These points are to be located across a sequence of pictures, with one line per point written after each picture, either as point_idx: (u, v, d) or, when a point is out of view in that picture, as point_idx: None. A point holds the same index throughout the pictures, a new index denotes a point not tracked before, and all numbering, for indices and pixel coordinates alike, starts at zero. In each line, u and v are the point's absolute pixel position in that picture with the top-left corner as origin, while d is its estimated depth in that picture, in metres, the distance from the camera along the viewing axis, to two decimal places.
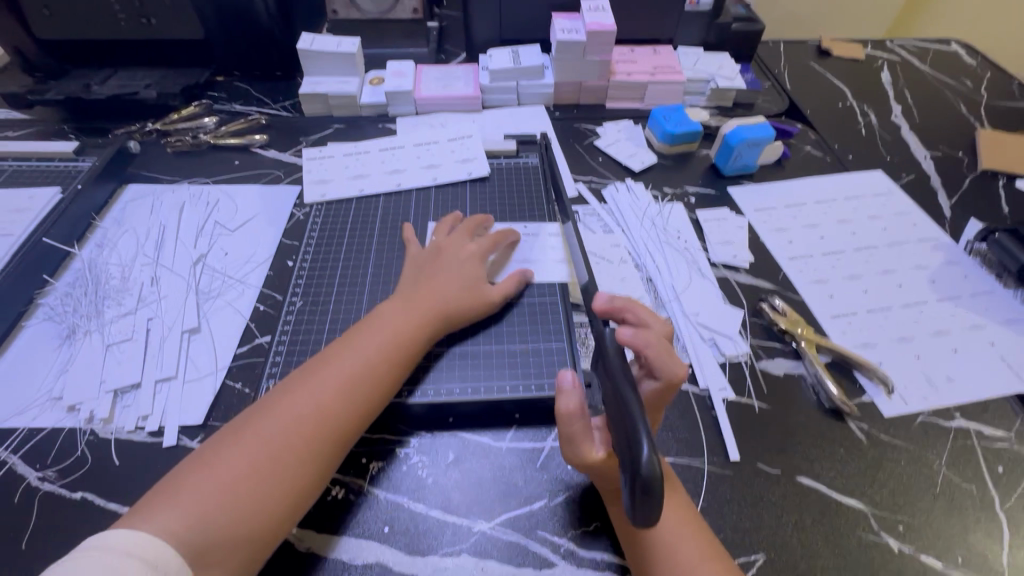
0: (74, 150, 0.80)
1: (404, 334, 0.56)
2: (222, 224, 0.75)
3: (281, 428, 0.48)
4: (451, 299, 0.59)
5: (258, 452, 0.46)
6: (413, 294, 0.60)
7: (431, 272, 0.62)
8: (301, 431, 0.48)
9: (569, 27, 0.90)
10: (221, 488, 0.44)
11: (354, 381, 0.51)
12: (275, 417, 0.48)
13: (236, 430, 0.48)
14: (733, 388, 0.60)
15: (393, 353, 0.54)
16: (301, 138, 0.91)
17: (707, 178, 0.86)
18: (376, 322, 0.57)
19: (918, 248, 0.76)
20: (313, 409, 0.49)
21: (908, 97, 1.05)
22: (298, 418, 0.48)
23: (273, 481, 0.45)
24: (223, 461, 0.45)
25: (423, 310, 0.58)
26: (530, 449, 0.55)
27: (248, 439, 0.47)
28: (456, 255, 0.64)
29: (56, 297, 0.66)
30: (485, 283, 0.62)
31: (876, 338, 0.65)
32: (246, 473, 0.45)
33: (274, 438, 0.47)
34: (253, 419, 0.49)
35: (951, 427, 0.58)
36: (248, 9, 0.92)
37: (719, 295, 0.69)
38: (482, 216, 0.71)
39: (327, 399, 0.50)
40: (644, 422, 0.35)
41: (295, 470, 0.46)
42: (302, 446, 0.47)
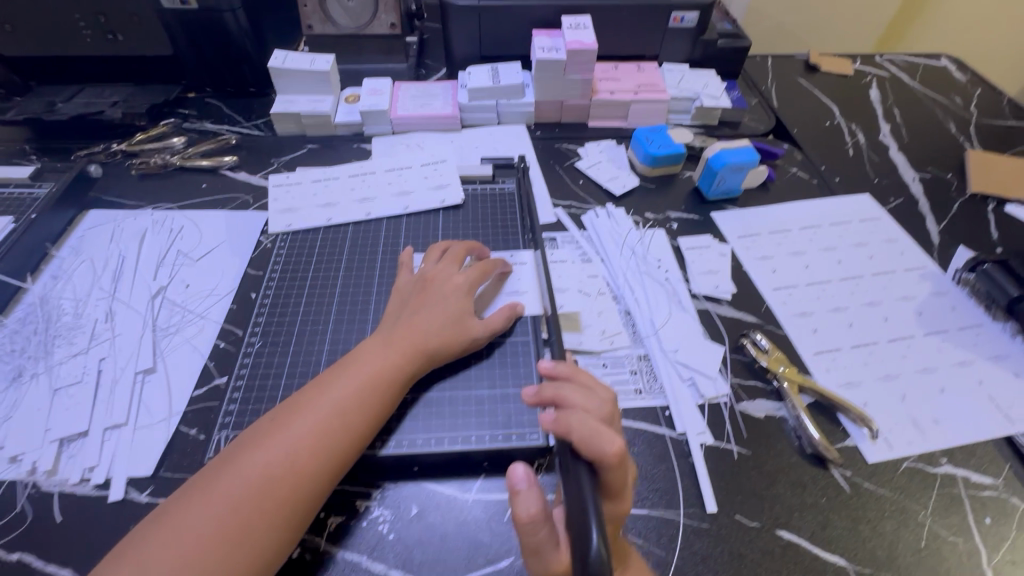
0: (32, 175, 0.77)
1: (384, 376, 0.52)
2: (184, 254, 0.72)
3: (249, 485, 0.44)
4: (435, 337, 0.56)
5: (222, 514, 0.42)
6: (396, 330, 0.56)
7: (415, 306, 0.58)
8: (270, 488, 0.44)
9: (549, 45, 0.88)
10: (182, 554, 0.40)
11: (329, 430, 0.48)
12: (243, 471, 0.44)
13: (203, 485, 0.44)
14: (712, 432, 0.58)
15: (371, 396, 0.51)
16: (272, 159, 0.88)
17: (690, 202, 0.84)
18: (355, 363, 0.53)
19: (905, 278, 0.74)
20: (285, 463, 0.45)
21: (897, 116, 1.03)
22: (268, 473, 0.44)
23: (239, 545, 0.41)
24: (186, 522, 0.42)
25: (405, 350, 0.54)
26: (498, 501, 0.52)
27: (213, 497, 0.43)
28: (445, 286, 0.60)
29: (5, 336, 0.63)
30: (472, 317, 0.59)
31: (861, 376, 0.63)
32: (209, 536, 0.41)
33: (240, 496, 0.43)
34: (217, 474, 0.45)
35: (938, 474, 0.56)
36: (218, 26, 0.89)
37: (700, 330, 0.67)
38: (475, 243, 0.67)
39: (299, 451, 0.46)
40: (595, 508, 0.34)
41: (262, 532, 0.43)
42: (271, 505, 0.44)
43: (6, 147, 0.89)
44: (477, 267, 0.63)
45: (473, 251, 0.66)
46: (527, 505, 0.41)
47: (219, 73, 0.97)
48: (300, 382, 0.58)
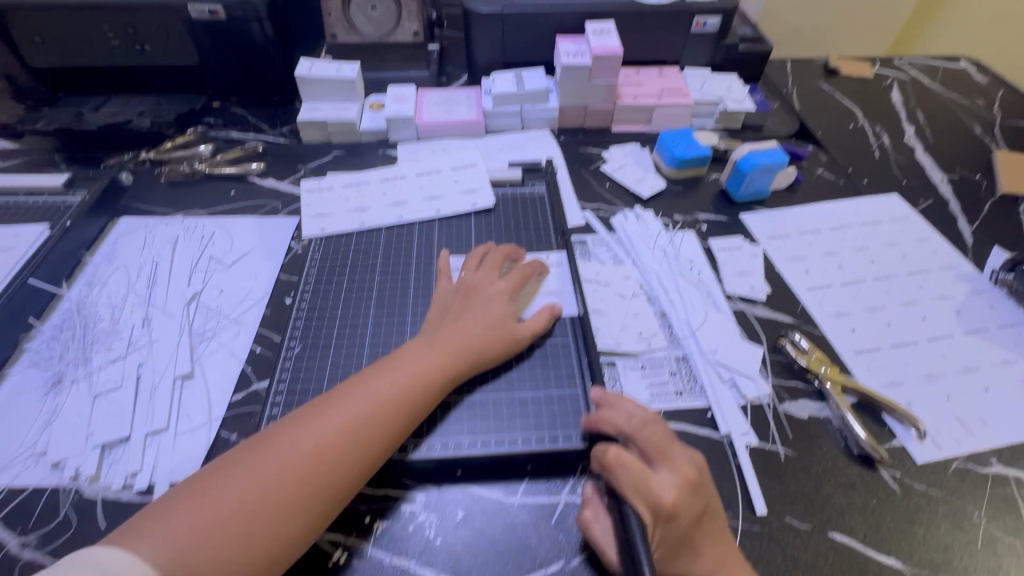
0: (64, 184, 0.78)
1: (424, 375, 0.52)
2: (217, 260, 0.72)
3: (280, 466, 0.43)
4: (477, 339, 0.56)
5: (251, 494, 0.42)
6: (439, 333, 0.56)
7: (458, 310, 0.58)
8: (299, 471, 0.43)
9: (574, 51, 0.88)
10: (203, 525, 0.39)
11: (365, 422, 0.47)
12: (275, 454, 0.44)
13: (234, 461, 0.44)
14: (756, 434, 0.57)
15: (411, 397, 0.50)
16: (299, 166, 0.88)
17: (718, 204, 0.84)
18: (396, 360, 0.53)
19: (940, 278, 0.73)
20: (316, 447, 0.45)
21: (920, 118, 1.03)
22: (299, 456, 0.44)
23: (261, 528, 0.41)
24: (213, 496, 0.41)
25: (448, 350, 0.54)
26: (543, 504, 0.52)
27: (242, 475, 0.43)
28: (486, 292, 0.60)
29: (42, 342, 0.63)
30: (513, 321, 0.59)
31: (904, 376, 0.62)
32: (236, 511, 0.41)
33: (270, 478, 0.42)
34: (249, 455, 0.44)
35: (989, 475, 0.55)
36: (246, 35, 0.90)
37: (738, 331, 0.66)
38: (512, 247, 0.68)
39: (333, 442, 0.45)
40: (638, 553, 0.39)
41: (282, 519, 0.42)
42: (297, 489, 0.43)
43: (36, 158, 0.90)
44: (518, 271, 0.64)
45: (512, 257, 0.67)
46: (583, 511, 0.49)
47: (245, 82, 0.98)
48: (342, 385, 0.57)
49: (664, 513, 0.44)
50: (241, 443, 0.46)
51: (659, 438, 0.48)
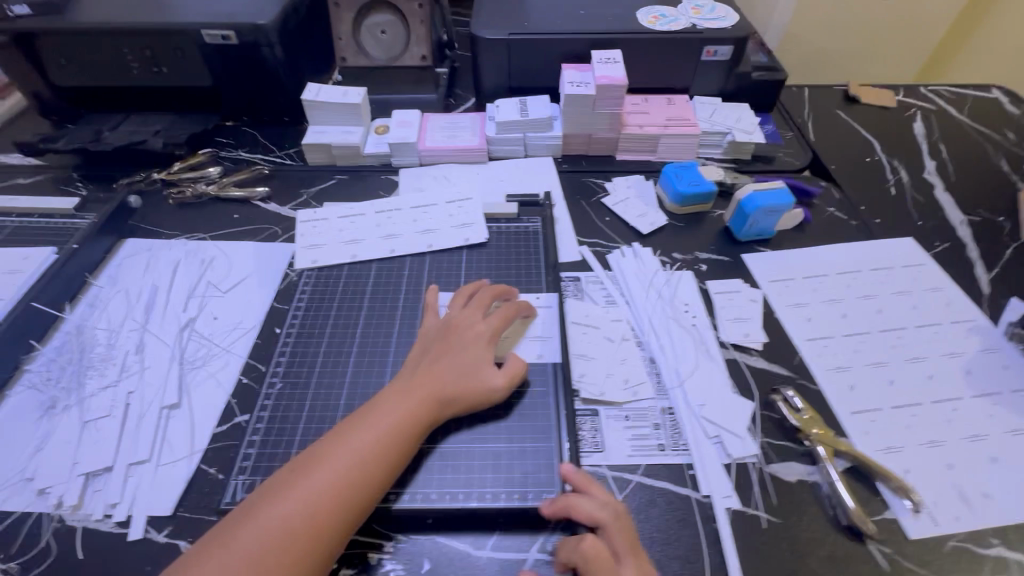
0: (76, 205, 0.81)
1: (403, 428, 0.51)
2: (213, 285, 0.74)
3: (269, 541, 0.43)
4: (455, 385, 0.55)
5: (239, 570, 0.42)
6: (415, 378, 0.56)
7: (436, 354, 0.58)
8: (290, 545, 0.43)
9: (579, 80, 0.87)
10: None
11: (349, 485, 0.47)
12: (261, 524, 0.44)
13: (220, 538, 0.44)
14: (739, 496, 0.55)
15: (391, 447, 0.50)
16: (301, 190, 0.90)
17: (720, 243, 0.81)
18: (374, 412, 0.52)
19: (951, 332, 0.69)
20: (305, 519, 0.44)
21: (944, 152, 0.98)
22: (287, 529, 0.44)
23: None
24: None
25: (424, 398, 0.54)
26: (510, 561, 0.51)
27: (232, 554, 0.42)
28: (466, 334, 0.60)
29: (41, 364, 0.65)
30: (493, 366, 0.58)
31: (902, 440, 0.59)
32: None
33: (258, 552, 0.43)
34: (236, 527, 0.44)
35: (988, 556, 0.52)
36: (256, 60, 0.92)
37: (728, 383, 0.64)
38: (502, 286, 0.67)
39: (319, 506, 0.45)
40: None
41: None
42: (290, 564, 0.43)
43: (55, 174, 0.93)
44: (501, 312, 0.63)
45: (500, 297, 0.66)
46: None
47: (255, 104, 1.00)
48: (319, 424, 0.58)
49: None
50: (228, 512, 0.46)
51: (623, 529, 0.48)
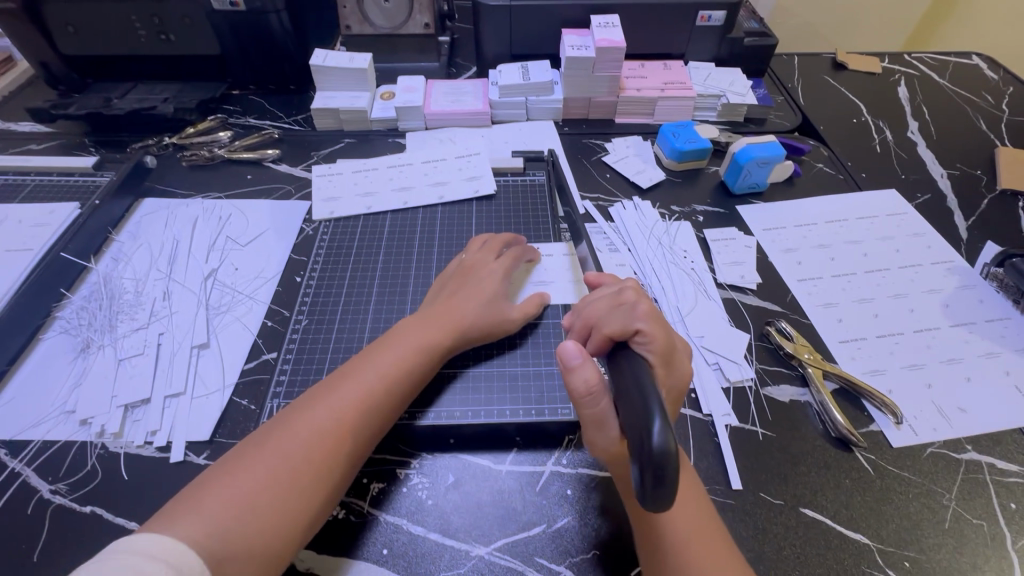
0: (94, 165, 0.83)
1: (422, 350, 0.55)
2: (232, 239, 0.77)
3: (304, 443, 0.47)
4: (471, 316, 0.59)
5: (279, 467, 0.45)
6: (432, 309, 0.59)
7: (453, 289, 0.62)
8: (320, 444, 0.47)
9: (579, 43, 0.90)
10: (239, 498, 0.43)
11: (372, 395, 0.51)
12: (297, 430, 0.48)
13: (256, 441, 0.47)
14: (737, 415, 0.60)
15: (413, 367, 0.54)
16: (312, 152, 0.92)
17: (716, 196, 0.85)
18: (393, 337, 0.56)
19: (932, 271, 0.74)
20: (334, 425, 0.48)
21: (926, 113, 1.03)
22: (318, 430, 0.48)
23: (294, 495, 0.45)
24: (244, 473, 0.45)
25: (442, 326, 0.57)
26: (529, 472, 0.55)
27: (270, 454, 0.46)
28: (480, 272, 0.63)
29: (72, 311, 0.68)
30: (505, 302, 0.62)
31: (886, 365, 0.64)
32: (264, 485, 0.44)
33: (295, 452, 0.46)
34: (272, 433, 0.48)
35: (962, 460, 0.57)
36: (263, 26, 0.94)
37: (726, 318, 0.68)
38: (511, 235, 0.70)
39: (348, 414, 0.49)
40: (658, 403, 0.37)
41: (312, 487, 0.46)
42: (321, 460, 0.47)
43: (67, 140, 0.95)
44: (510, 254, 0.67)
45: (508, 243, 0.69)
46: (584, 376, 0.44)
47: (262, 71, 1.02)
48: (345, 356, 0.61)
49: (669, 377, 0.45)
50: (261, 425, 0.50)
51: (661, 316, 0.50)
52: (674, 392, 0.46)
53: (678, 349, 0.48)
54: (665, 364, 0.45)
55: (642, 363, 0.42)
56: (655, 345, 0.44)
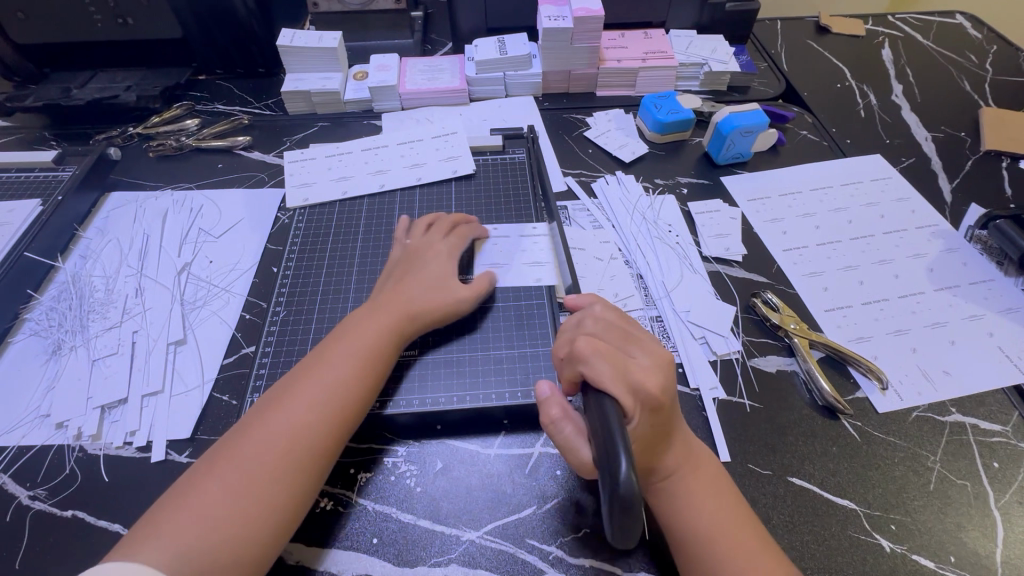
0: (54, 159, 0.79)
1: (374, 342, 0.54)
2: (205, 231, 0.74)
3: (264, 451, 0.46)
4: (421, 301, 0.58)
5: (241, 478, 0.44)
6: (382, 298, 0.58)
7: (401, 275, 0.61)
8: (280, 454, 0.46)
9: (556, 14, 0.87)
10: (205, 515, 0.42)
11: (333, 394, 0.50)
12: (254, 439, 0.46)
13: (208, 461, 0.46)
14: (724, 388, 0.60)
15: (368, 358, 0.53)
16: (284, 138, 0.89)
17: (700, 167, 0.84)
18: (344, 332, 0.55)
19: (916, 236, 0.74)
20: (294, 428, 0.47)
21: (910, 76, 1.01)
22: (274, 442, 0.46)
23: (260, 503, 0.44)
24: (206, 489, 0.44)
25: (389, 314, 0.56)
26: (518, 455, 0.55)
27: (230, 464, 0.45)
28: (425, 256, 0.62)
29: (41, 312, 0.66)
30: (455, 281, 0.61)
31: (872, 331, 0.64)
32: (223, 505, 0.43)
33: (255, 462, 0.45)
34: (230, 445, 0.46)
35: (948, 422, 0.57)
36: (226, 7, 0.89)
37: (712, 291, 0.68)
38: (461, 213, 0.69)
39: (306, 416, 0.48)
40: (614, 436, 0.36)
41: (280, 491, 0.45)
42: (284, 470, 0.45)
43: (27, 134, 0.91)
44: (456, 233, 0.66)
45: (461, 222, 0.68)
46: (548, 411, 0.47)
47: (227, 54, 0.98)
48: None
49: (644, 395, 0.43)
50: (223, 437, 0.49)
51: (624, 331, 0.50)
52: (647, 402, 0.43)
53: (647, 361, 0.46)
54: (627, 386, 0.43)
55: (600, 400, 0.40)
56: (604, 374, 0.43)
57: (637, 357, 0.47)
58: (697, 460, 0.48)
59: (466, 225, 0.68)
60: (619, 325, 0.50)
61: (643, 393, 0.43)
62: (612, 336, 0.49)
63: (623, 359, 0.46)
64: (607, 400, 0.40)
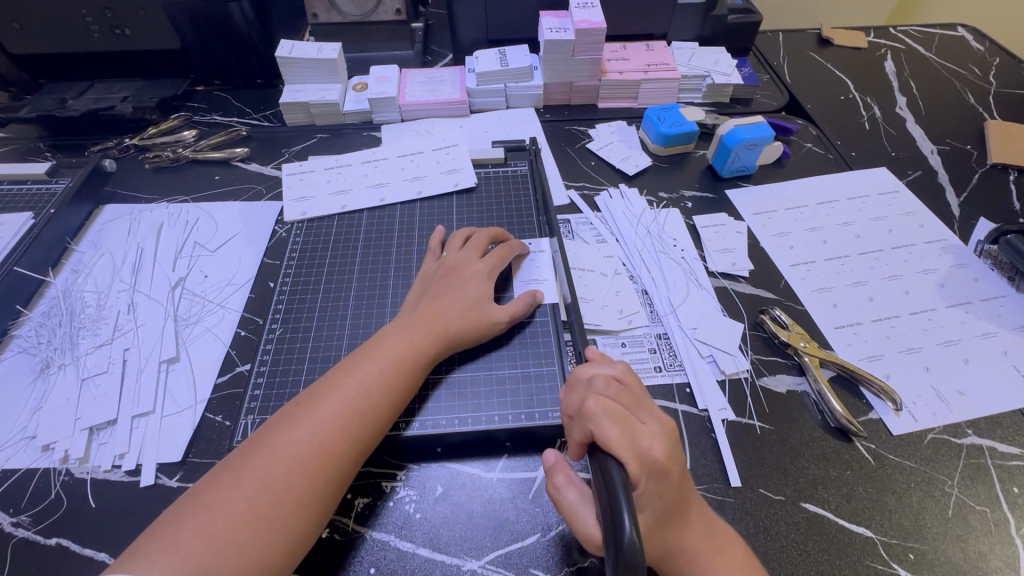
0: (48, 171, 0.78)
1: (406, 359, 0.52)
2: (200, 245, 0.73)
3: (282, 467, 0.44)
4: (456, 322, 0.56)
5: (258, 494, 0.42)
6: (417, 314, 0.56)
7: (437, 292, 0.59)
8: (302, 469, 0.44)
9: (558, 26, 0.86)
10: (216, 533, 0.40)
11: (357, 412, 0.48)
12: (274, 453, 0.45)
13: (234, 466, 0.44)
14: (733, 409, 0.58)
15: (394, 378, 0.51)
16: (283, 150, 0.88)
17: (704, 180, 0.83)
18: (377, 346, 0.53)
19: (926, 251, 0.73)
20: (315, 445, 0.45)
21: (914, 88, 1.01)
22: (299, 454, 0.45)
23: (273, 524, 0.42)
24: (220, 504, 0.42)
25: (426, 332, 0.55)
26: (521, 479, 0.53)
27: (247, 480, 0.43)
28: (465, 273, 0.60)
29: (29, 329, 0.64)
30: (492, 303, 0.59)
31: (883, 349, 0.62)
32: (243, 517, 0.41)
33: (273, 477, 0.43)
34: (248, 458, 0.45)
35: (964, 445, 0.55)
36: (224, 18, 0.88)
37: (719, 307, 0.66)
38: (498, 229, 0.67)
39: (330, 434, 0.46)
40: (623, 497, 0.34)
41: (295, 513, 0.43)
42: (303, 488, 0.44)
43: (21, 145, 0.89)
44: (496, 253, 0.63)
45: (496, 239, 0.66)
46: (553, 477, 0.45)
47: (225, 65, 0.97)
48: (323, 366, 0.58)
49: (652, 465, 0.40)
50: (239, 446, 0.47)
51: (637, 396, 0.46)
52: (654, 469, 0.40)
53: (655, 428, 0.43)
54: (633, 448, 0.40)
55: (609, 464, 0.38)
56: (611, 439, 0.40)
57: (645, 422, 0.44)
58: (718, 537, 0.44)
59: (505, 244, 0.65)
60: (631, 384, 0.47)
61: (649, 461, 0.40)
62: (622, 399, 0.45)
63: (630, 419, 0.43)
64: (613, 465, 0.38)
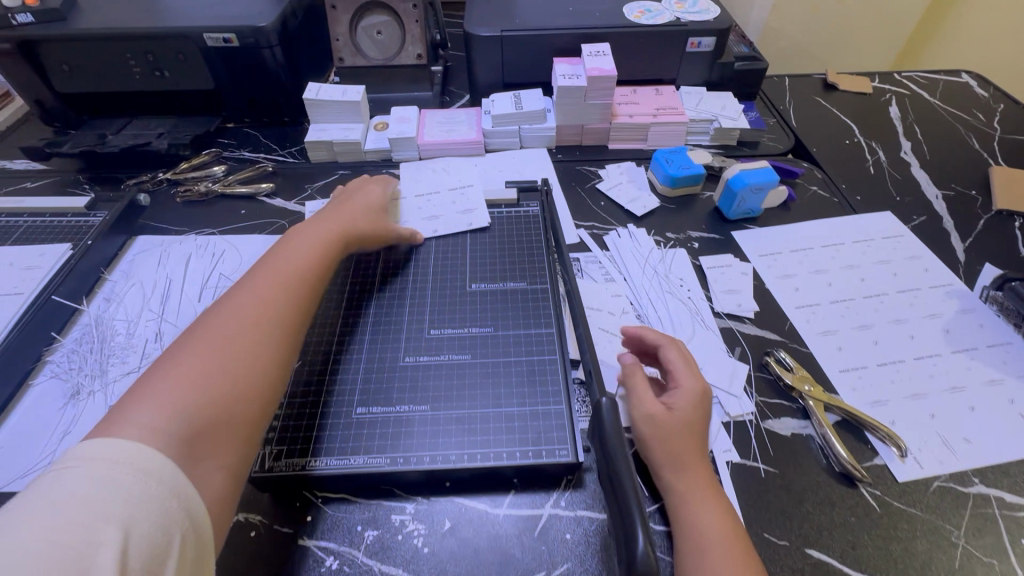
0: (87, 205, 0.83)
1: (320, 253, 0.63)
2: (226, 277, 0.76)
3: (234, 329, 0.50)
4: (359, 221, 0.71)
5: (218, 354, 0.47)
6: (320, 223, 0.68)
7: (326, 211, 0.70)
8: (253, 321, 0.51)
9: (570, 72, 0.91)
10: (183, 386, 0.43)
11: (289, 284, 0.57)
12: (219, 326, 0.50)
13: (180, 348, 0.47)
14: (738, 450, 0.59)
15: (312, 262, 0.61)
16: (306, 186, 0.92)
17: (711, 222, 0.85)
18: (286, 252, 0.62)
19: (931, 295, 0.74)
20: (258, 307, 0.52)
21: (918, 133, 1.03)
22: (244, 318, 0.51)
23: (240, 365, 0.47)
24: (179, 367, 0.45)
25: (335, 229, 0.67)
26: (528, 516, 0.54)
27: (201, 346, 0.47)
28: (344, 205, 0.72)
29: (62, 355, 0.67)
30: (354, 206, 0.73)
31: (888, 394, 0.63)
32: (210, 373, 0.45)
33: (229, 337, 0.49)
34: (191, 339, 0.48)
35: (971, 495, 0.55)
36: (256, 61, 0.94)
37: (724, 348, 0.68)
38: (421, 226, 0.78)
39: (267, 297, 0.54)
40: (636, 512, 0.37)
41: (254, 350, 0.49)
42: (257, 333, 0.50)
43: (61, 178, 0.95)
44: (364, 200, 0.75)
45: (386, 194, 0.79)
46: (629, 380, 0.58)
47: (255, 105, 1.02)
48: (338, 398, 0.60)
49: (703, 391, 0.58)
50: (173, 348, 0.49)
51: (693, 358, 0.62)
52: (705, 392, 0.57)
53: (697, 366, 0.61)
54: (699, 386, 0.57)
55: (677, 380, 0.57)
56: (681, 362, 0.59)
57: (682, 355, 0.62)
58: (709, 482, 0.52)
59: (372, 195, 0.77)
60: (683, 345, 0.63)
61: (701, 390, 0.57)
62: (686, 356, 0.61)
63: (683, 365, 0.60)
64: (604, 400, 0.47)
